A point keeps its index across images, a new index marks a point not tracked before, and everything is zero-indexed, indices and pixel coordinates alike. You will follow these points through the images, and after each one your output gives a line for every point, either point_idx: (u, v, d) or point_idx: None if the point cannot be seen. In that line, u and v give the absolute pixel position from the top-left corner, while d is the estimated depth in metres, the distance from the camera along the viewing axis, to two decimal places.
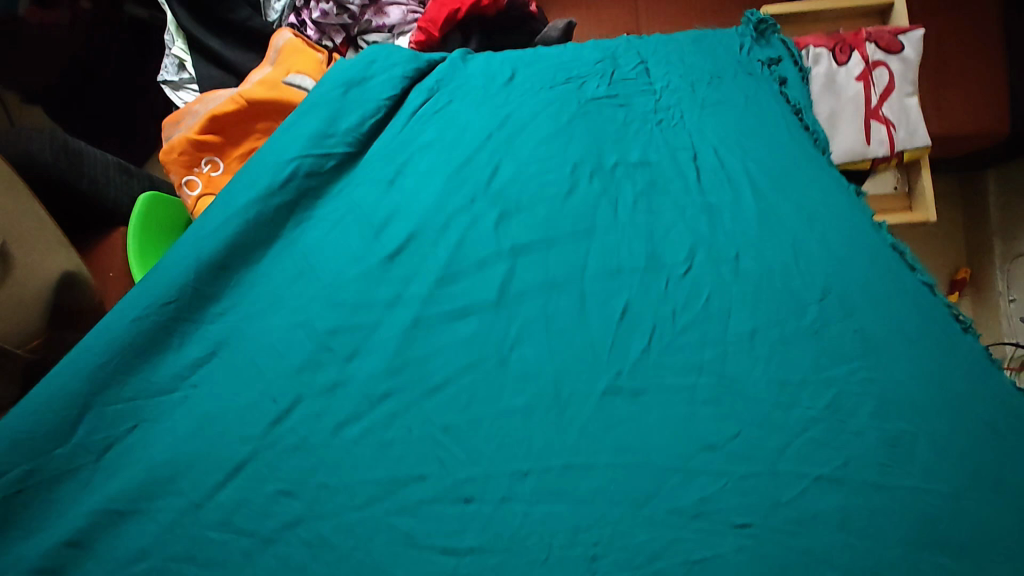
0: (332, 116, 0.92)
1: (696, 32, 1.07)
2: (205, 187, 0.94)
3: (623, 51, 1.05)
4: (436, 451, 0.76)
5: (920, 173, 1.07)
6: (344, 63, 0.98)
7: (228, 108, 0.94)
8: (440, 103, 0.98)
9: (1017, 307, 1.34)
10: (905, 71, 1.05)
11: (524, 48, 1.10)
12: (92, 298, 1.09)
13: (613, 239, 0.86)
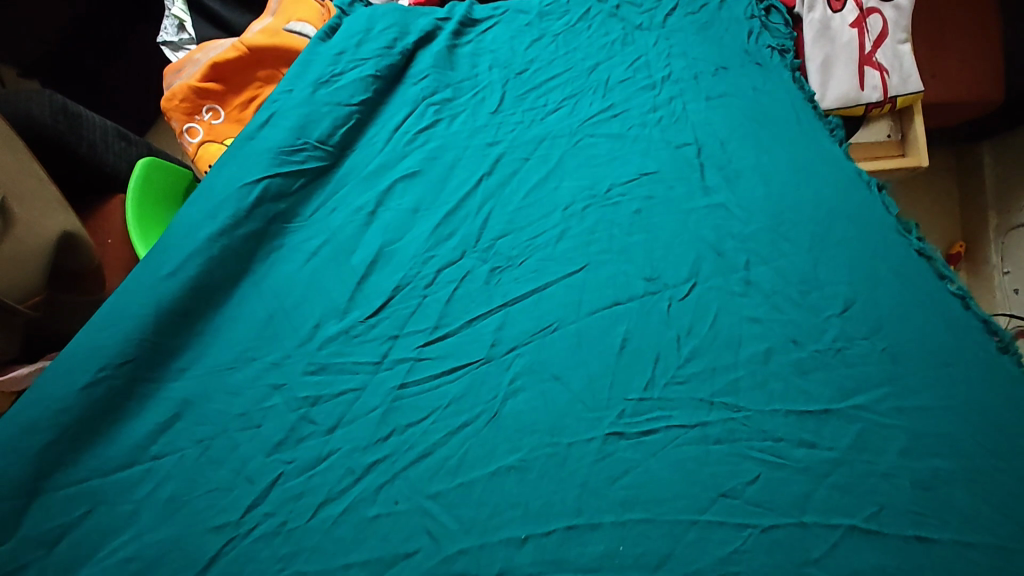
0: (298, 122, 0.92)
1: (701, 19, 1.04)
2: (207, 135, 0.95)
3: (621, 46, 1.03)
4: (424, 522, 0.74)
5: (914, 119, 1.06)
6: (312, 59, 0.96)
7: (229, 55, 0.96)
8: (413, 122, 0.97)
9: (1011, 279, 1.34)
10: (898, 18, 1.02)
11: (529, 25, 1.07)
12: (92, 261, 1.09)
13: (630, 241, 0.88)
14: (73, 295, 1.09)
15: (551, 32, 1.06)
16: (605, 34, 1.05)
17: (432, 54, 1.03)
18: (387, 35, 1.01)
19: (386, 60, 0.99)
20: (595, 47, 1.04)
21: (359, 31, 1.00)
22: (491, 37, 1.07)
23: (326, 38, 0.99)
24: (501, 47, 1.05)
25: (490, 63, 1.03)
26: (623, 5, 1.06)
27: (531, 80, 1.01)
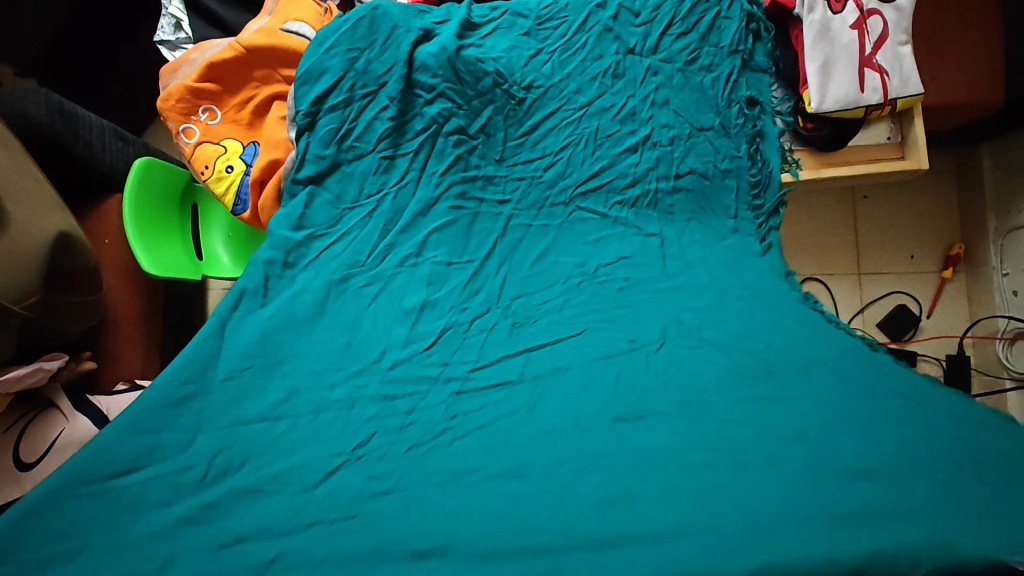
0: (320, 172, 0.84)
1: (681, 64, 0.91)
2: (202, 137, 0.89)
3: (613, 84, 0.91)
4: (499, 444, 0.76)
5: (914, 120, 0.98)
6: (327, 116, 0.85)
7: (226, 54, 0.87)
8: (431, 165, 0.87)
9: (1010, 280, 1.35)
10: (900, 19, 0.94)
11: (517, 36, 0.91)
12: (88, 261, 1.09)
13: (615, 312, 0.86)
14: (70, 295, 1.09)
15: (545, 48, 0.91)
16: (597, 58, 0.92)
17: (431, 52, 0.86)
18: (389, 54, 0.86)
19: (395, 86, 0.85)
20: (586, 76, 0.91)
21: (353, 47, 0.85)
22: (491, 43, 0.91)
23: (318, 51, 0.85)
24: (502, 59, 0.89)
25: (496, 80, 0.88)
26: (618, 19, 0.91)
27: (529, 116, 0.90)
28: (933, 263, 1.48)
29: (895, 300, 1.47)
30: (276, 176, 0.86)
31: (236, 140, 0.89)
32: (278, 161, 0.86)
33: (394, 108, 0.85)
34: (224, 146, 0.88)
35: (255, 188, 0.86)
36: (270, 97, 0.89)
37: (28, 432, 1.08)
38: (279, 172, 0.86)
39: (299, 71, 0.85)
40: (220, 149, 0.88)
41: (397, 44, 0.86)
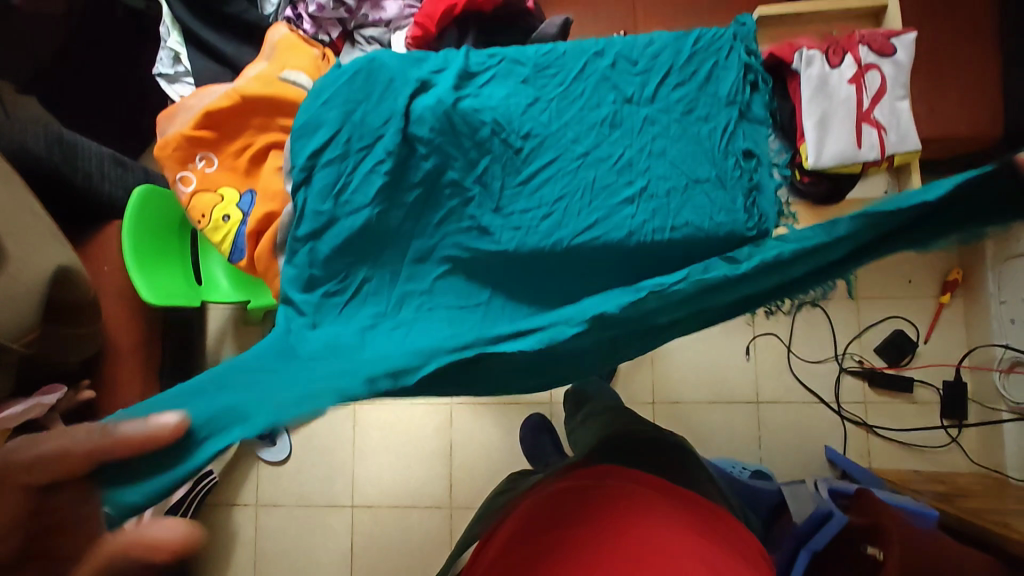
0: (319, 228, 0.68)
1: (687, 96, 0.73)
2: (201, 186, 0.76)
3: (614, 122, 0.74)
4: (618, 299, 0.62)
5: (912, 176, 1.01)
6: (319, 170, 0.68)
7: (222, 104, 0.74)
8: (399, 223, 0.70)
9: (1008, 308, 1.35)
10: (898, 75, 0.92)
11: (506, 66, 0.76)
12: (87, 293, 1.09)
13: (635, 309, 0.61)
14: (68, 328, 1.09)
15: (545, 96, 0.74)
16: (596, 107, 0.74)
17: (428, 105, 0.69)
18: (386, 105, 0.68)
19: (395, 129, 0.68)
20: (584, 126, 0.74)
21: (350, 100, 0.68)
22: (487, 91, 0.74)
23: (313, 105, 0.69)
24: (499, 108, 0.73)
25: (493, 131, 0.72)
26: (612, 52, 0.75)
27: (528, 166, 0.73)
28: (931, 288, 1.48)
29: (892, 324, 1.48)
30: (273, 227, 0.72)
31: (233, 188, 0.76)
32: (275, 214, 0.72)
33: (392, 162, 0.68)
34: (222, 196, 0.76)
35: (250, 240, 0.73)
36: (266, 143, 0.75)
37: None
38: (275, 224, 0.71)
39: (295, 123, 0.69)
40: (217, 199, 0.76)
41: (393, 96, 0.69)
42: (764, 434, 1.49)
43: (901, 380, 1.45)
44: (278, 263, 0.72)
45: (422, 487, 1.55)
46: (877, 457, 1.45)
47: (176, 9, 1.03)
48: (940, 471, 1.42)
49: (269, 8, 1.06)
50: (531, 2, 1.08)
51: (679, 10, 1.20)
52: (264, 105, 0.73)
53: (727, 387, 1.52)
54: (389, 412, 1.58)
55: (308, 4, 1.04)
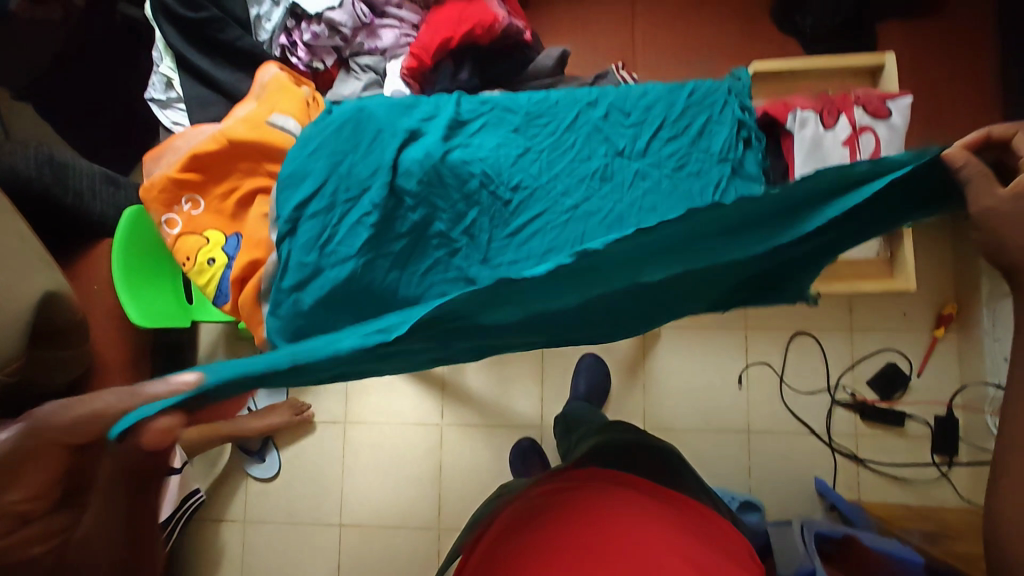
0: (303, 279, 0.67)
1: (680, 153, 0.72)
2: (187, 229, 0.75)
3: (604, 178, 0.73)
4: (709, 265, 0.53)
5: (903, 241, 0.95)
6: (306, 221, 0.67)
7: (209, 147, 0.73)
8: (384, 274, 0.69)
9: (1000, 346, 1.32)
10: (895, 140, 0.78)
11: (500, 114, 0.75)
12: (74, 317, 1.08)
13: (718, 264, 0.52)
14: (54, 351, 1.09)
15: (535, 147, 0.73)
16: (587, 159, 0.74)
17: (416, 157, 0.68)
18: (373, 156, 0.68)
19: (383, 181, 0.67)
20: (574, 178, 0.73)
21: (337, 150, 0.68)
22: (477, 140, 0.73)
23: (300, 154, 0.68)
24: (488, 158, 0.72)
25: (481, 182, 0.71)
26: (607, 105, 0.74)
27: (516, 218, 0.72)
28: (925, 321, 1.47)
29: (885, 357, 1.48)
30: (259, 274, 0.71)
31: (218, 230, 0.75)
32: (260, 261, 0.71)
33: (379, 215, 0.67)
34: (208, 238, 0.75)
35: (235, 286, 0.72)
36: (253, 188, 0.74)
37: None
38: (260, 272, 0.71)
39: (281, 173, 0.68)
40: (202, 241, 0.75)
41: (380, 147, 0.68)
42: (753, 464, 1.48)
43: (892, 414, 1.44)
44: (263, 312, 0.71)
45: (410, 507, 1.54)
46: (866, 491, 1.45)
47: (169, 35, 1.01)
48: (928, 506, 1.41)
49: (263, 36, 1.04)
50: (530, 34, 1.07)
51: (677, 43, 1.19)
52: (252, 150, 0.73)
53: (718, 415, 1.51)
54: (379, 432, 1.57)
55: (304, 33, 1.03)
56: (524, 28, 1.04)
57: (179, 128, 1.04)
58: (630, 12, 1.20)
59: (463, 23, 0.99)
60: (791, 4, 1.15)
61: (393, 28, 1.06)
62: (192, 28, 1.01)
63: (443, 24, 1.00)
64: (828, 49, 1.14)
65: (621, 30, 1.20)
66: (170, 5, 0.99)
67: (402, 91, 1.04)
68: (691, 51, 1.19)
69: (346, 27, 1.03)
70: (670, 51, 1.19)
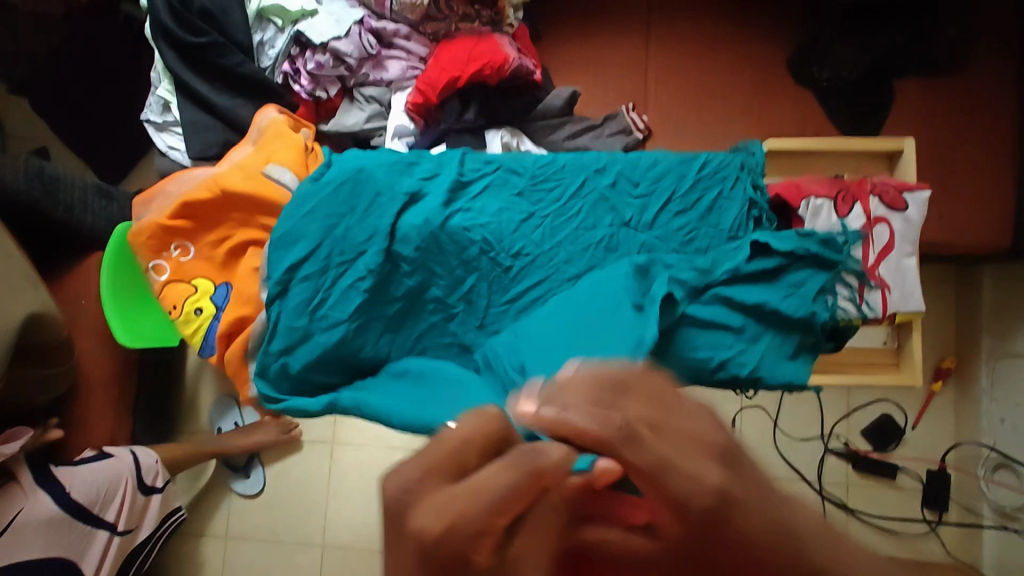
0: (292, 344, 0.64)
1: (686, 229, 0.70)
2: (175, 276, 0.73)
3: (608, 246, 0.70)
4: (768, 292, 0.64)
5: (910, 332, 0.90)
6: (299, 282, 0.64)
7: (201, 195, 0.71)
8: (376, 337, 0.67)
9: (998, 407, 1.33)
10: (910, 235, 0.69)
11: (499, 176, 0.72)
12: (58, 336, 1.05)
13: (782, 287, 0.64)
14: (37, 368, 1.06)
15: (538, 213, 0.71)
16: (591, 227, 0.71)
17: (415, 223, 0.65)
18: (370, 221, 0.65)
19: (381, 243, 0.64)
20: (578, 246, 0.70)
21: (333, 212, 0.65)
22: (479, 204, 0.70)
23: (294, 215, 0.65)
24: (490, 225, 0.69)
25: (480, 249, 0.68)
26: (616, 175, 0.72)
27: (516, 284, 0.69)
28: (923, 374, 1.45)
29: (881, 408, 1.45)
30: (246, 332, 0.69)
31: (207, 278, 0.73)
32: (248, 318, 0.68)
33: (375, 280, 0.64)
34: (195, 287, 0.72)
35: (221, 340, 0.70)
36: (245, 238, 0.72)
37: None
38: (248, 330, 0.68)
39: (275, 232, 0.65)
40: (190, 289, 0.72)
41: (378, 212, 0.66)
42: None
43: (885, 467, 1.42)
44: (249, 369, 0.69)
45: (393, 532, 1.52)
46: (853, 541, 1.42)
47: (168, 57, 0.99)
48: (915, 560, 1.38)
49: (266, 62, 1.01)
50: (541, 74, 1.05)
51: (689, 89, 1.17)
52: (245, 201, 0.70)
53: None
54: (365, 454, 1.55)
55: (307, 62, 1.00)
56: (534, 68, 1.02)
57: (174, 152, 1.02)
58: (643, 54, 1.18)
59: (473, 61, 0.97)
60: (808, 56, 1.14)
61: (400, 60, 1.03)
62: (192, 52, 0.98)
63: (451, 60, 0.98)
64: (840, 103, 1.13)
65: (634, 71, 1.18)
66: (171, 30, 0.96)
67: (407, 126, 1.02)
68: (705, 94, 1.17)
69: (352, 58, 1.00)
70: (683, 95, 1.17)
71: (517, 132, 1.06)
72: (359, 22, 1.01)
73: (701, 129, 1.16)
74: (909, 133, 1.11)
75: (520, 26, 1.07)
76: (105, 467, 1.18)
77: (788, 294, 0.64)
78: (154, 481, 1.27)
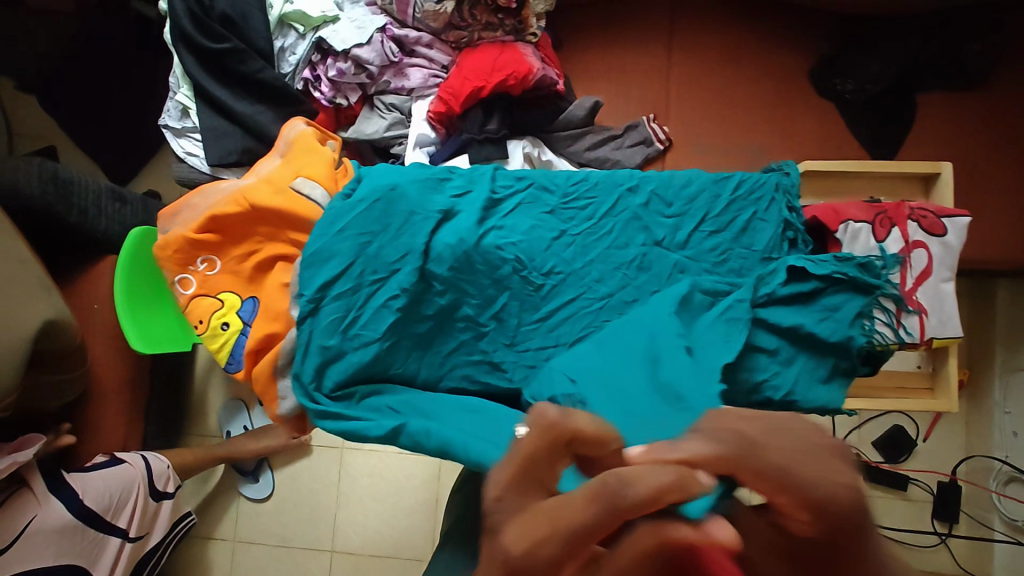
0: (325, 363, 0.63)
1: (718, 250, 0.69)
2: (201, 290, 0.72)
3: (641, 265, 0.69)
4: (804, 315, 0.63)
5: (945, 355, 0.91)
6: (333, 300, 0.63)
7: (229, 209, 0.70)
8: (406, 355, 0.66)
9: (1011, 420, 1.34)
10: (948, 261, 0.69)
11: (532, 194, 0.72)
12: (73, 342, 1.03)
13: (818, 309, 0.63)
14: (51, 374, 1.04)
15: (571, 230, 0.70)
16: (623, 246, 0.70)
17: (449, 242, 0.65)
18: (403, 240, 0.64)
19: (416, 261, 0.64)
20: (609, 265, 0.69)
21: (366, 230, 0.64)
22: (511, 222, 0.69)
23: (327, 232, 0.64)
24: (522, 243, 0.68)
25: (514, 268, 0.67)
26: (649, 193, 0.71)
27: (548, 303, 0.68)
28: None
29: (892, 419, 1.45)
30: (274, 349, 0.68)
31: (234, 292, 0.72)
32: (277, 334, 0.68)
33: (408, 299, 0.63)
34: (222, 301, 0.72)
35: (249, 357, 0.69)
36: (272, 253, 0.71)
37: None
38: (277, 348, 0.67)
39: (307, 249, 0.64)
40: (216, 304, 0.72)
41: (412, 231, 0.65)
42: None
43: (896, 478, 1.42)
44: (279, 387, 0.68)
45: (405, 538, 1.52)
46: None
47: (188, 62, 0.97)
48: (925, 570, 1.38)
49: (286, 69, 1.00)
50: (563, 85, 1.04)
51: (710, 99, 1.16)
52: (273, 215, 0.69)
53: None
54: (376, 459, 1.54)
55: (328, 68, 0.99)
56: (557, 79, 1.01)
57: (192, 158, 1.01)
58: (665, 64, 1.18)
59: (498, 71, 0.96)
60: (830, 69, 1.14)
61: (422, 68, 1.02)
62: (211, 58, 0.96)
63: (475, 70, 0.96)
64: (863, 116, 1.13)
65: (655, 81, 1.18)
66: (191, 36, 0.94)
67: (428, 135, 1.01)
68: (726, 104, 1.16)
69: (373, 66, 0.99)
70: (705, 105, 1.16)
71: (537, 141, 1.07)
72: (381, 29, 0.99)
73: (722, 139, 1.15)
74: (931, 147, 1.11)
75: (544, 35, 1.05)
76: (118, 473, 1.17)
77: (825, 318, 0.63)
78: (165, 486, 1.27)
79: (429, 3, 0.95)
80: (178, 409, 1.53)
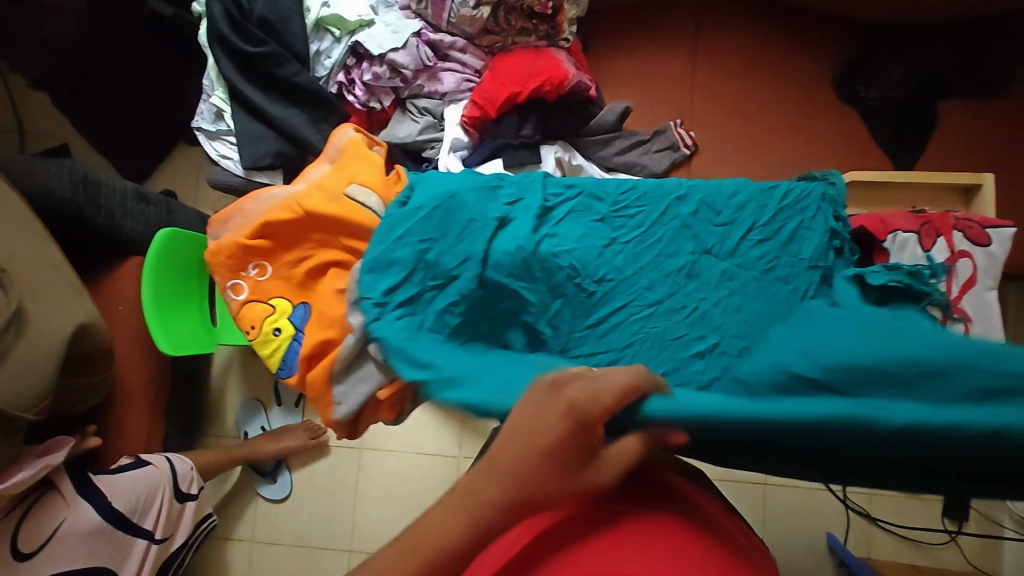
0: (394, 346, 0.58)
1: (767, 259, 0.70)
2: (253, 296, 0.73)
3: (694, 273, 0.70)
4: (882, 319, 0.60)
5: None
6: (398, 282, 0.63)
7: (283, 215, 0.71)
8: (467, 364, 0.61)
9: None
10: (992, 271, 0.71)
11: (585, 204, 0.74)
12: (102, 345, 1.02)
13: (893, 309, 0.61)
14: (80, 378, 1.04)
15: (621, 238, 0.72)
16: (672, 254, 0.71)
17: (507, 249, 0.65)
18: (462, 246, 0.65)
19: (475, 266, 0.64)
20: (659, 273, 0.70)
21: (426, 237, 0.66)
22: (564, 230, 0.71)
23: (387, 239, 0.66)
24: (575, 251, 0.69)
25: (568, 275, 0.68)
26: (699, 204, 0.73)
27: (599, 309, 0.68)
28: None
29: None
30: (328, 356, 0.69)
31: (284, 298, 0.72)
32: (332, 341, 0.69)
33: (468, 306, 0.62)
34: (274, 306, 0.72)
35: (303, 362, 0.70)
36: (325, 260, 0.71)
37: (28, 518, 1.02)
38: (332, 354, 0.68)
39: (368, 256, 0.65)
40: (268, 310, 0.72)
41: (471, 237, 0.66)
42: (767, 516, 1.42)
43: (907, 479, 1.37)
44: (334, 392, 0.69)
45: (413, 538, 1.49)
46: (876, 549, 1.39)
47: (223, 66, 0.97)
48: (932, 567, 1.37)
49: (322, 72, 1.00)
50: (595, 91, 1.04)
51: (736, 104, 1.17)
52: (326, 221, 0.70)
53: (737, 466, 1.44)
54: (395, 460, 1.54)
55: (364, 73, 0.99)
56: (591, 85, 1.02)
57: (226, 161, 1.02)
58: (691, 70, 1.19)
59: (534, 77, 0.97)
60: (854, 76, 1.15)
61: (455, 72, 1.02)
62: (247, 61, 0.96)
63: (511, 77, 0.97)
64: (886, 123, 1.14)
65: (680, 86, 1.19)
66: (229, 38, 0.95)
67: (462, 139, 1.01)
68: (752, 109, 1.17)
69: (408, 70, 0.99)
70: (731, 109, 1.18)
71: (569, 146, 1.07)
72: (417, 34, 1.00)
73: (748, 143, 1.16)
74: (955, 152, 1.12)
75: (575, 40, 1.06)
76: (144, 476, 1.17)
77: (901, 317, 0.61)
78: (189, 488, 1.26)
79: (465, 8, 0.96)
80: (196, 409, 1.53)
